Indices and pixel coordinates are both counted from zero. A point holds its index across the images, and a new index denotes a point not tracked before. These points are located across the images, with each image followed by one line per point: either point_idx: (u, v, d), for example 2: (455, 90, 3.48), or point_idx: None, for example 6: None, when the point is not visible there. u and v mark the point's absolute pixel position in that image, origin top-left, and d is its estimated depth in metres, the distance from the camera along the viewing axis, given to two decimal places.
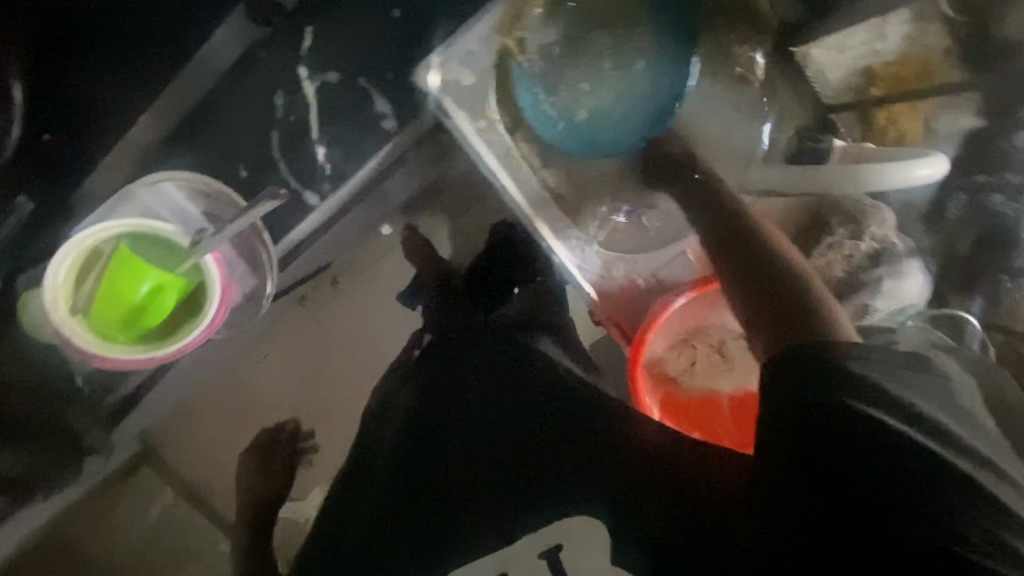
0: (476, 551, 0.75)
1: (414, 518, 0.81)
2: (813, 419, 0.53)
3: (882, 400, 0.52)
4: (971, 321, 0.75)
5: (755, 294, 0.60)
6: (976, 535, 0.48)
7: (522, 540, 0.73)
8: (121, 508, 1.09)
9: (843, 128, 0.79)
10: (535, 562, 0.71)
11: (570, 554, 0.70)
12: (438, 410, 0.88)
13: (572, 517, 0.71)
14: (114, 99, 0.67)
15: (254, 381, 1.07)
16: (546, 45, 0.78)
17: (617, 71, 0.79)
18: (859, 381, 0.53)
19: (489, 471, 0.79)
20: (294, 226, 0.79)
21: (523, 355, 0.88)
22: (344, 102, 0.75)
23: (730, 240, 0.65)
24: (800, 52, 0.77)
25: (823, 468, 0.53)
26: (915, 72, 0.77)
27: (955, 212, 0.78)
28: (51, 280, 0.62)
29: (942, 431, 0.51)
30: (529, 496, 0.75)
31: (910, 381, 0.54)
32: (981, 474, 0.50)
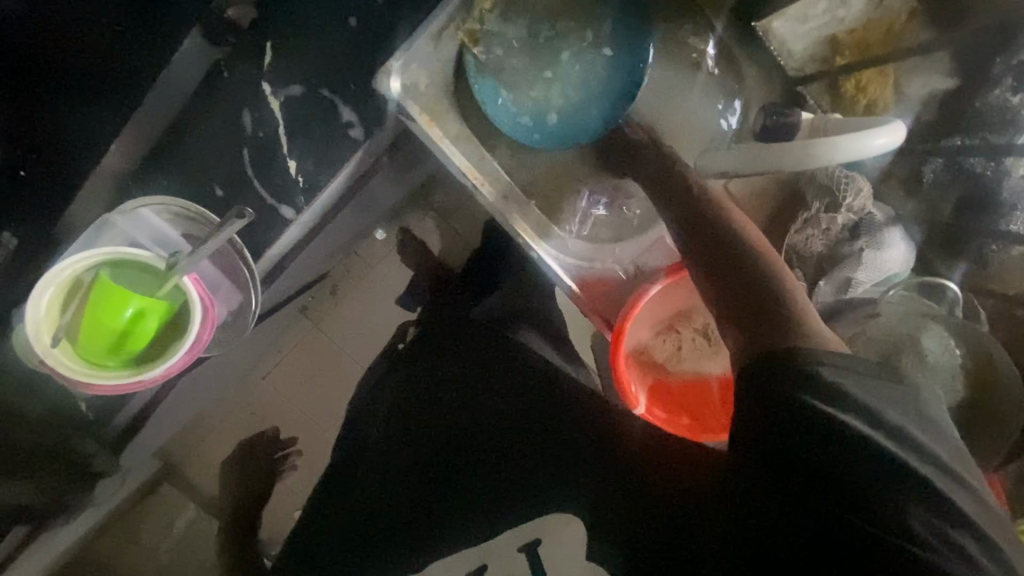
0: (461, 544, 0.86)
1: (404, 519, 0.87)
2: (778, 420, 0.53)
3: (850, 405, 0.51)
4: (949, 287, 0.76)
5: (735, 294, 0.61)
6: (922, 529, 0.48)
7: (504, 534, 0.85)
8: (152, 519, 1.23)
9: (811, 99, 0.82)
10: (515, 556, 0.85)
11: (548, 548, 0.84)
12: (428, 417, 0.90)
13: (551, 514, 0.85)
14: (89, 129, 0.68)
15: (268, 384, 1.20)
16: (501, 40, 0.80)
17: (574, 61, 0.81)
18: (826, 384, 0.52)
19: (481, 475, 0.87)
20: (271, 242, 0.76)
21: (514, 354, 0.92)
22: (310, 114, 0.74)
23: (706, 234, 0.67)
24: (761, 26, 0.81)
25: (781, 467, 0.53)
26: (879, 35, 0.77)
27: (931, 176, 0.78)
28: (34, 314, 0.63)
29: (907, 436, 0.50)
30: (513, 496, 0.86)
31: (881, 389, 0.52)
32: (943, 484, 0.49)
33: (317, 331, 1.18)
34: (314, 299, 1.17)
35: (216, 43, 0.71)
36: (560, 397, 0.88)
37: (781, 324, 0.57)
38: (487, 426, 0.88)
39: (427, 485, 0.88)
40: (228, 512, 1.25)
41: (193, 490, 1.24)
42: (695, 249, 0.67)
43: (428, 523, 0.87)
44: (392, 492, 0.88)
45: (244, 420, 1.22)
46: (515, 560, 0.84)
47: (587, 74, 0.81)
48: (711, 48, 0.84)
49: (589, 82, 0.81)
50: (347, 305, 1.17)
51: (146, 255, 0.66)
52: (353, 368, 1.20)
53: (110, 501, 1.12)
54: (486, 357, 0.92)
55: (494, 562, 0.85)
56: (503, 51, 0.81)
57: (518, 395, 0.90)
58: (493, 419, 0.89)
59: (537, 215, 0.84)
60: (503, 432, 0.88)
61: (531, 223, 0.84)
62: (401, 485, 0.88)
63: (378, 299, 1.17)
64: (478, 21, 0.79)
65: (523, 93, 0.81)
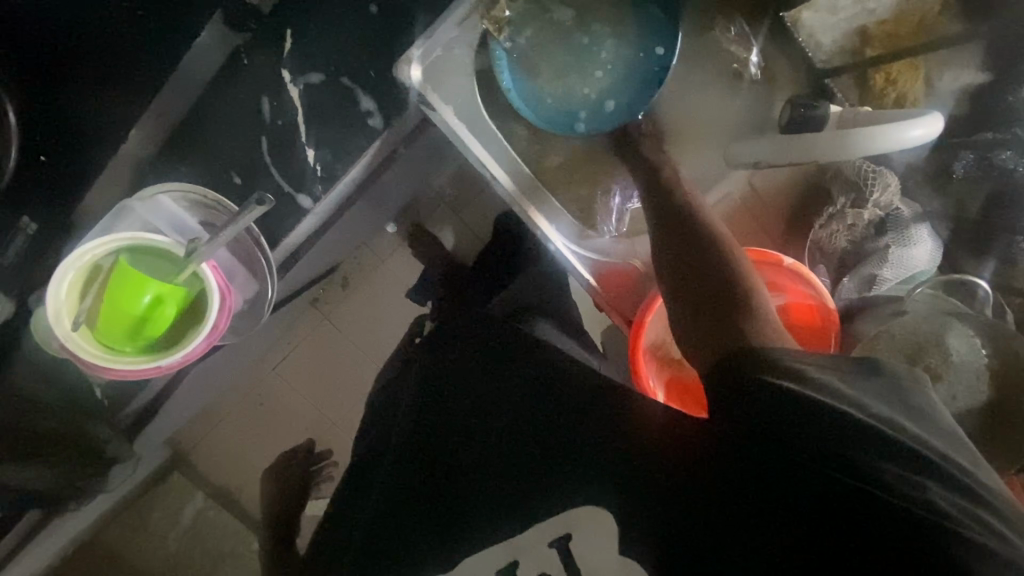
0: (485, 544, 0.74)
1: (421, 519, 0.81)
2: (758, 411, 0.51)
3: (827, 391, 0.51)
4: (982, 285, 0.75)
5: (698, 293, 0.63)
6: (941, 501, 0.45)
7: (532, 527, 0.72)
8: (162, 506, 1.24)
9: (840, 94, 0.79)
10: (544, 551, 0.70)
11: (580, 543, 0.68)
12: (433, 416, 0.88)
13: (578, 507, 0.70)
14: (112, 113, 0.69)
15: (278, 375, 1.21)
16: (526, 29, 0.80)
17: (603, 50, 0.80)
18: (789, 369, 0.52)
19: (498, 473, 0.78)
20: (289, 229, 0.76)
21: (524, 344, 0.90)
22: (328, 102, 0.74)
23: (681, 239, 0.68)
24: (790, 16, 0.79)
25: (777, 457, 0.51)
26: (910, 27, 0.76)
27: (961, 171, 0.78)
28: (53, 299, 0.62)
29: (896, 424, 0.49)
30: (532, 495, 0.75)
31: (860, 382, 0.52)
32: (940, 458, 0.47)
33: (328, 323, 1.18)
34: (324, 291, 1.16)
35: (237, 29, 0.71)
36: (572, 384, 0.82)
37: (743, 329, 0.58)
38: (502, 420, 0.83)
39: (432, 480, 0.83)
40: (238, 501, 1.26)
41: (201, 479, 1.25)
42: (676, 255, 0.68)
43: (447, 525, 0.78)
44: (404, 488, 0.84)
45: (253, 412, 1.22)
46: (542, 556, 0.70)
47: (614, 62, 0.80)
48: (754, 55, 0.82)
49: (612, 78, 0.81)
50: (357, 298, 1.17)
51: (165, 241, 0.66)
52: (362, 362, 1.20)
53: (120, 488, 1.12)
54: (495, 350, 0.91)
55: (524, 558, 0.71)
56: (528, 39, 0.80)
57: (535, 389, 0.84)
58: (511, 414, 0.83)
59: (553, 204, 0.84)
60: (509, 422, 0.82)
61: (549, 215, 0.84)
62: (413, 481, 0.84)
63: (390, 293, 1.17)
64: (504, 8, 0.77)
65: (547, 85, 0.81)
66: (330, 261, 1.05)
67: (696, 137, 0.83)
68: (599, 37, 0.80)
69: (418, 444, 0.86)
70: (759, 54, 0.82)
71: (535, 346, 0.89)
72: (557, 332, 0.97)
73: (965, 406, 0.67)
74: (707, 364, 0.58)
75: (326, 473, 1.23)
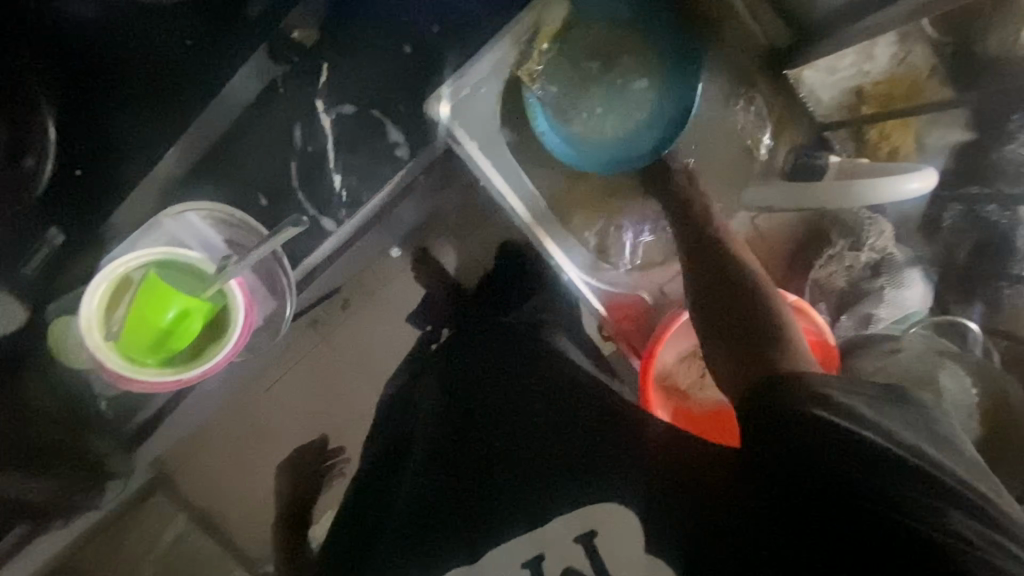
0: (510, 538, 0.71)
1: (443, 518, 0.76)
2: (786, 431, 0.54)
3: (854, 417, 0.53)
4: (972, 327, 0.81)
5: (731, 324, 0.67)
6: (964, 528, 0.47)
7: (556, 521, 0.69)
8: (149, 523, 1.22)
9: (837, 144, 0.86)
10: (571, 548, 0.67)
11: (605, 542, 0.66)
12: (454, 417, 0.85)
13: (601, 504, 0.68)
14: (143, 132, 0.71)
15: (275, 393, 1.21)
16: (555, 78, 0.86)
17: (628, 96, 0.87)
18: (816, 394, 0.55)
19: (523, 470, 0.75)
20: (310, 250, 0.80)
21: (538, 352, 0.89)
22: (357, 133, 0.78)
23: (713, 271, 0.73)
24: (793, 74, 0.84)
25: (806, 471, 0.53)
26: (904, 89, 0.82)
27: (950, 220, 0.84)
28: (85, 309, 0.64)
29: (924, 452, 0.51)
30: (556, 489, 0.72)
31: (890, 412, 0.55)
32: (961, 486, 0.49)
33: (327, 344, 1.20)
34: (324, 312, 1.18)
35: (278, 61, 0.72)
36: (589, 394, 0.81)
37: (775, 358, 0.61)
38: (521, 423, 0.80)
39: (454, 479, 0.79)
40: (228, 519, 1.24)
41: (185, 501, 1.23)
42: (709, 286, 0.72)
43: (469, 525, 0.74)
44: (426, 489, 0.80)
45: (245, 432, 1.22)
46: (568, 551, 0.67)
47: (639, 108, 0.87)
48: (766, 136, 0.87)
49: (641, 120, 0.87)
50: (357, 318, 1.19)
51: (196, 257, 0.68)
52: (363, 382, 1.21)
53: (107, 505, 1.10)
54: (511, 357, 0.89)
55: (551, 552, 0.68)
56: (559, 88, 0.86)
57: (553, 392, 0.82)
58: (531, 415, 0.80)
59: (566, 235, 0.89)
60: (530, 425, 0.79)
61: (562, 245, 0.89)
62: (433, 480, 0.80)
63: (390, 315, 1.19)
64: (537, 60, 0.83)
65: (582, 129, 0.87)
66: (332, 282, 1.06)
67: (708, 180, 0.88)
68: (624, 84, 0.87)
69: (439, 445, 0.83)
70: (770, 135, 0.88)
71: (550, 356, 0.88)
72: (572, 348, 1.01)
73: None
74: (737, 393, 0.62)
75: (338, 470, 1.22)
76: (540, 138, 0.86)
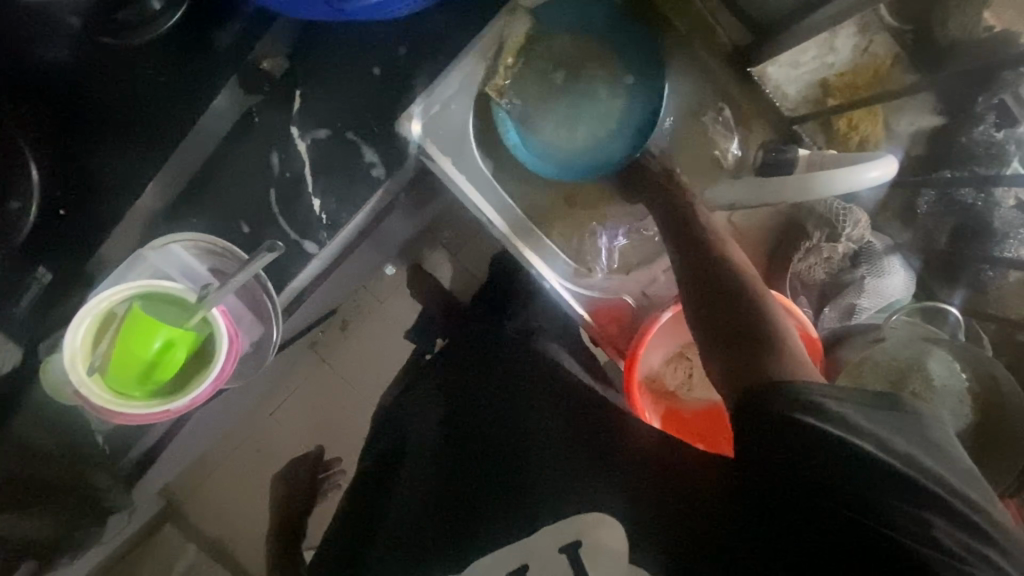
0: (496, 547, 0.71)
1: (433, 529, 0.77)
2: (777, 437, 0.54)
3: (845, 425, 0.53)
4: (954, 311, 0.81)
5: (720, 332, 0.65)
6: (946, 538, 0.48)
7: (542, 531, 0.69)
8: (159, 551, 1.23)
9: (806, 137, 0.85)
10: (554, 557, 0.66)
11: (589, 551, 0.65)
12: (450, 428, 0.85)
13: (587, 513, 0.67)
14: (120, 168, 0.73)
15: (277, 417, 1.21)
16: (522, 93, 0.87)
17: (596, 104, 0.88)
18: (806, 402, 0.54)
19: (513, 480, 0.75)
20: (294, 275, 0.79)
21: (532, 361, 0.88)
22: (334, 156, 0.78)
23: (702, 277, 0.70)
24: (756, 72, 0.85)
25: (796, 476, 0.53)
26: (867, 79, 0.82)
27: (924, 208, 0.84)
28: (69, 344, 0.65)
29: (914, 461, 0.51)
30: (544, 500, 0.71)
31: (883, 419, 0.54)
32: (949, 496, 0.49)
33: (327, 365, 1.20)
34: (323, 334, 1.19)
35: (250, 91, 0.75)
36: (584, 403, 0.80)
37: (767, 366, 0.59)
38: (515, 433, 0.80)
39: (447, 491, 0.79)
40: (236, 545, 1.24)
41: (193, 530, 1.24)
42: (698, 292, 0.70)
43: (456, 534, 0.75)
44: (420, 499, 0.80)
45: (249, 458, 1.22)
46: (553, 560, 0.66)
47: (607, 114, 0.88)
48: (734, 144, 0.87)
49: (610, 124, 0.88)
50: (355, 339, 1.20)
51: (178, 288, 0.69)
52: (362, 402, 1.21)
53: (114, 538, 1.11)
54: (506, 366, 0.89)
55: (536, 561, 0.67)
56: (525, 101, 0.88)
57: (548, 401, 0.82)
58: (523, 425, 0.80)
59: (546, 244, 0.88)
60: (524, 435, 0.79)
61: (543, 254, 0.88)
62: (427, 490, 0.80)
63: (387, 333, 1.20)
64: (504, 75, 0.85)
65: (552, 137, 0.88)
66: (329, 304, 1.08)
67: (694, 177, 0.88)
68: (592, 91, 0.88)
69: (435, 455, 0.83)
70: (737, 142, 0.88)
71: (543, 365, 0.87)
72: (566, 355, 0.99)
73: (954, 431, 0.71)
74: (730, 402, 0.60)
75: (333, 482, 1.20)
76: (510, 149, 0.87)
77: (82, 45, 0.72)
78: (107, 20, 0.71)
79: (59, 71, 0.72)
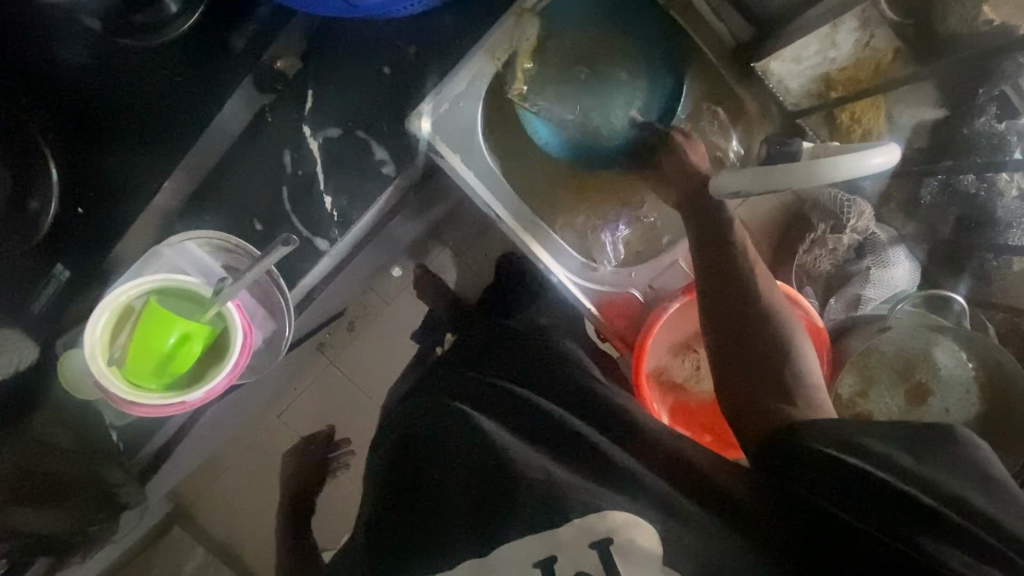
0: (518, 537, 0.65)
1: (447, 520, 0.72)
2: (829, 473, 0.59)
3: (894, 467, 0.57)
4: (957, 299, 0.80)
5: (749, 369, 0.71)
6: None
7: (568, 524, 0.63)
8: (170, 552, 1.24)
9: (810, 131, 0.86)
10: (585, 554, 0.61)
11: (621, 548, 0.61)
12: (461, 413, 0.81)
13: (620, 510, 0.63)
14: (134, 168, 0.75)
15: (286, 417, 1.22)
16: (545, 94, 0.92)
17: (614, 100, 0.93)
18: (855, 443, 0.60)
19: (528, 466, 0.69)
20: (306, 272, 0.80)
21: (545, 355, 0.90)
22: (346, 153, 0.79)
23: (734, 312, 0.73)
24: (760, 65, 0.84)
25: (846, 509, 0.58)
26: (866, 73, 0.83)
27: (928, 198, 0.86)
28: (89, 337, 0.66)
29: (971, 505, 0.53)
30: (568, 488, 0.65)
31: (936, 459, 0.57)
32: (995, 539, 0.51)
33: (334, 366, 1.21)
34: (330, 335, 1.20)
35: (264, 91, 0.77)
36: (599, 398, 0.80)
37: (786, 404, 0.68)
38: (531, 423, 0.78)
39: (461, 480, 0.74)
40: (246, 544, 1.25)
41: (202, 533, 1.25)
42: (728, 329, 0.73)
43: (473, 522, 0.69)
44: (436, 492, 0.77)
45: (259, 458, 1.23)
46: (582, 556, 0.62)
47: (626, 108, 0.93)
48: (733, 143, 0.89)
49: (633, 109, 0.93)
50: (363, 339, 1.21)
51: (194, 282, 0.70)
52: (368, 403, 1.22)
53: (126, 538, 1.12)
54: (518, 360, 0.90)
55: (564, 554, 0.62)
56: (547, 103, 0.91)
57: (564, 394, 0.83)
58: (547, 413, 0.78)
59: (554, 238, 0.89)
60: (542, 425, 0.77)
61: (551, 248, 0.89)
62: (442, 482, 0.77)
63: (395, 333, 1.21)
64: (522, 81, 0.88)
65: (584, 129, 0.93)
66: (337, 304, 1.09)
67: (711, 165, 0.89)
68: (610, 88, 0.93)
69: (448, 444, 0.80)
70: (737, 141, 0.89)
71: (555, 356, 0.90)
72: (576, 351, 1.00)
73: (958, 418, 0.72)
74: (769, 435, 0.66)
75: (341, 461, 1.22)
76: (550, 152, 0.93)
77: (98, 46, 0.74)
78: (126, 22, 0.73)
79: (76, 73, 0.74)
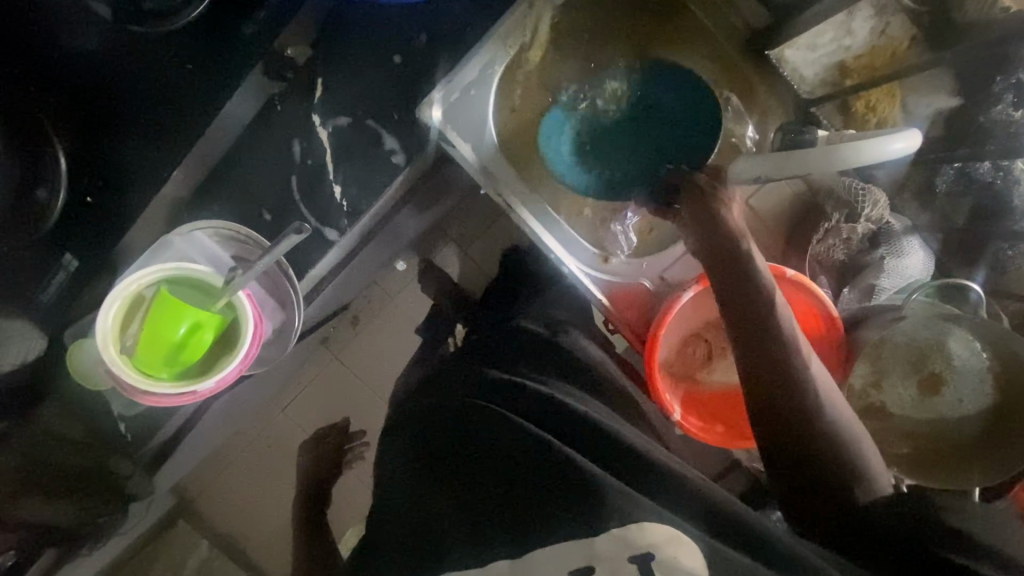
0: (553, 544, 0.70)
1: (472, 519, 0.75)
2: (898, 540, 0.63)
3: (966, 547, 0.61)
4: (976, 289, 0.80)
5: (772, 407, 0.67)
6: None
7: (608, 538, 0.68)
8: (176, 546, 1.24)
9: (824, 119, 0.88)
10: (624, 564, 0.66)
11: (661, 562, 0.66)
12: (477, 407, 0.83)
13: (660, 527, 0.67)
14: (139, 157, 0.73)
15: (291, 410, 1.22)
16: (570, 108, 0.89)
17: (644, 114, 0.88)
18: (933, 521, 0.63)
19: (556, 474, 0.74)
20: (316, 262, 0.80)
21: (559, 351, 0.92)
22: (356, 143, 0.79)
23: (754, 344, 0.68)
24: (776, 54, 0.86)
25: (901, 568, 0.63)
26: (883, 60, 0.84)
27: (943, 186, 0.88)
28: (101, 326, 0.66)
29: None
30: (602, 496, 0.70)
31: (1000, 537, 0.63)
32: None
33: (338, 359, 1.21)
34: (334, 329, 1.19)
35: (273, 79, 0.76)
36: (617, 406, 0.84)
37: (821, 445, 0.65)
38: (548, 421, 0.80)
39: (483, 479, 0.77)
40: (253, 536, 1.25)
41: (210, 526, 1.25)
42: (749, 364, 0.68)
43: (506, 526, 0.73)
44: (454, 487, 0.78)
45: (265, 450, 1.23)
46: (621, 564, 0.66)
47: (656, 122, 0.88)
48: (749, 131, 0.89)
49: (644, 118, 0.88)
50: (368, 333, 1.20)
51: (205, 270, 0.70)
52: (372, 396, 1.22)
53: (132, 531, 1.12)
54: (530, 353, 0.91)
55: (604, 563, 0.67)
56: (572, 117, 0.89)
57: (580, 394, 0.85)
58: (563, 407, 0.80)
59: (566, 228, 0.90)
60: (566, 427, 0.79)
61: (562, 237, 0.90)
62: (459, 478, 0.78)
63: (401, 326, 1.20)
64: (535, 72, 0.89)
65: (593, 140, 0.89)
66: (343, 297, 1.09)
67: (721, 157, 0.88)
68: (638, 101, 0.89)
69: (464, 439, 0.81)
70: (754, 128, 0.89)
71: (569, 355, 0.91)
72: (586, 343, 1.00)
73: (975, 407, 0.72)
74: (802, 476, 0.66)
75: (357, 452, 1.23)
76: (559, 167, 0.90)
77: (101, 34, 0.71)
78: (135, 9, 0.70)
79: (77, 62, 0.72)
